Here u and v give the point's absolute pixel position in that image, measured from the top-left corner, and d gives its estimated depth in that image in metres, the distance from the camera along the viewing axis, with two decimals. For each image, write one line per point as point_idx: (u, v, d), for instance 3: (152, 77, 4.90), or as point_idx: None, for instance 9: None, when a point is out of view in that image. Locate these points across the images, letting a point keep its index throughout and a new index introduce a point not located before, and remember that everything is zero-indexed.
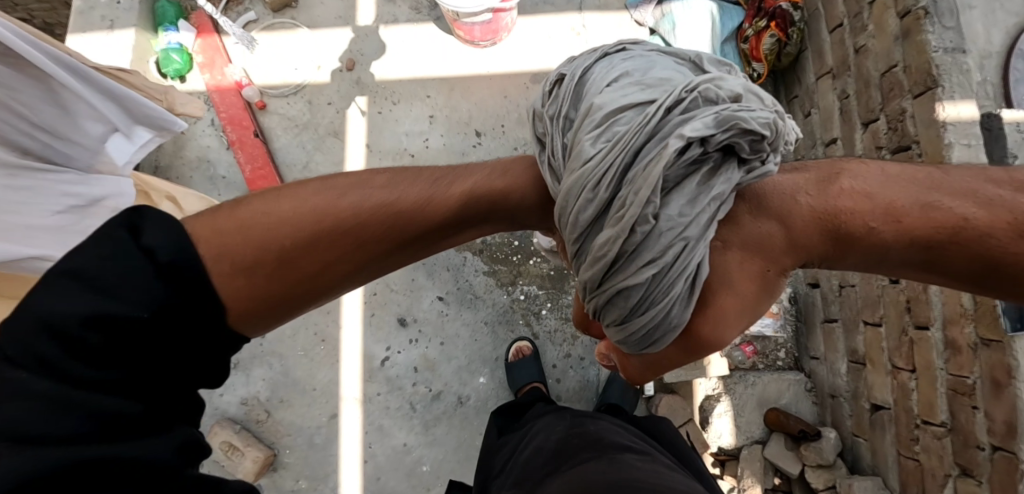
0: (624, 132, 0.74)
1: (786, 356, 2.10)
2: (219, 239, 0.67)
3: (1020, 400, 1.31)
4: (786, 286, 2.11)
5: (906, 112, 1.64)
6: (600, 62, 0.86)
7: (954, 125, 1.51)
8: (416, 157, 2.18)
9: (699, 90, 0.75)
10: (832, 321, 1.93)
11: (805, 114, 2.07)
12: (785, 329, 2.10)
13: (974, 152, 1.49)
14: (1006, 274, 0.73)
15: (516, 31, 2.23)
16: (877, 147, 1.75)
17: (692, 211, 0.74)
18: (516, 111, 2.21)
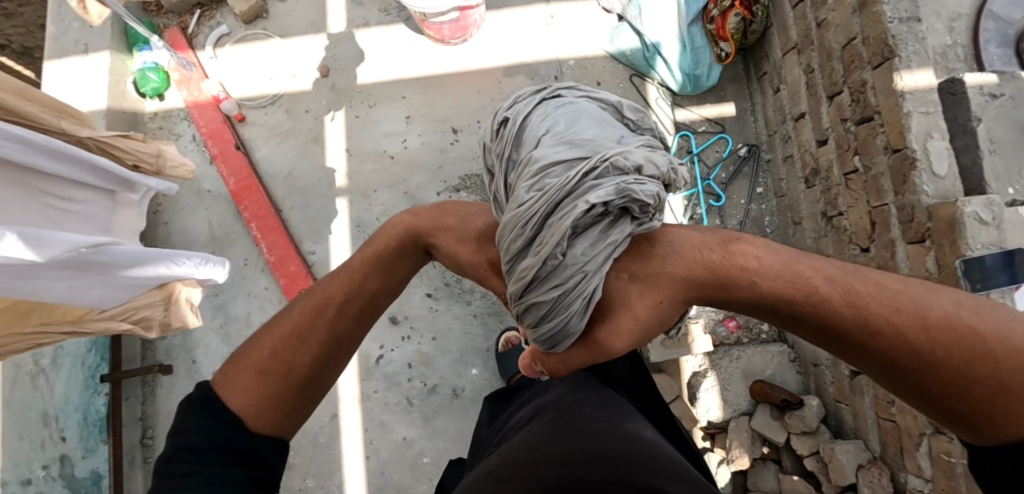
0: (554, 183, 0.70)
1: (770, 329, 2.15)
2: (230, 381, 0.87)
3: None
4: None
5: (866, 83, 1.67)
6: (539, 105, 0.80)
7: (912, 94, 1.54)
8: (397, 159, 2.21)
9: (610, 160, 0.71)
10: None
11: (775, 90, 2.09)
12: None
13: (933, 119, 1.52)
14: (860, 354, 0.68)
15: (486, 27, 2.25)
16: (841, 118, 1.78)
17: (591, 257, 0.70)
18: (491, 105, 2.22)
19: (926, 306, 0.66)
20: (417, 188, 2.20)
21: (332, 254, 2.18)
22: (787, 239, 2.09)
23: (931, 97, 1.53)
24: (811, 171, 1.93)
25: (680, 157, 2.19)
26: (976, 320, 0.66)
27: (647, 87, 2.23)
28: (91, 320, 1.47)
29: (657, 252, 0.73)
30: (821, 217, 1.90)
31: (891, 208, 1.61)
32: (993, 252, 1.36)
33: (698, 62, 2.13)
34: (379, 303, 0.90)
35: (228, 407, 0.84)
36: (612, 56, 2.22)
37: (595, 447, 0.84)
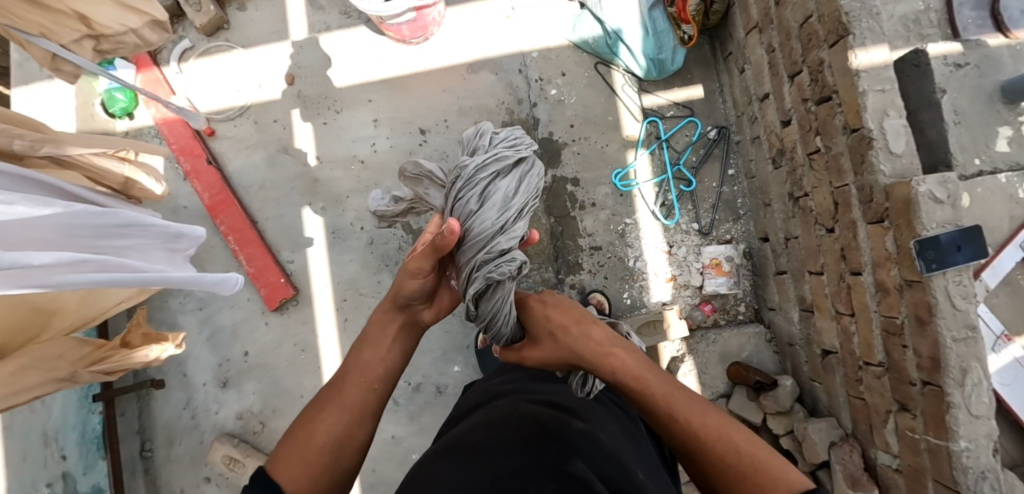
0: (474, 254, 1.18)
1: (746, 309, 2.17)
2: (277, 461, 1.05)
3: (940, 335, 1.36)
4: (739, 242, 2.16)
5: (824, 61, 1.64)
6: (472, 177, 1.22)
7: (867, 72, 1.52)
8: (366, 163, 2.22)
9: (499, 230, 1.20)
10: (783, 272, 1.98)
11: (740, 71, 2.06)
12: (744, 284, 2.16)
13: (889, 97, 1.51)
14: (661, 427, 1.08)
15: (447, 23, 2.23)
16: (802, 98, 1.76)
17: (499, 291, 1.19)
18: (457, 103, 2.21)
19: (708, 421, 1.05)
20: (388, 191, 2.21)
21: (310, 262, 2.21)
22: (759, 220, 2.09)
23: (886, 74, 1.51)
24: (778, 151, 1.91)
25: (648, 144, 2.19)
26: (739, 437, 1.03)
27: (613, 74, 2.21)
28: (84, 374, 1.45)
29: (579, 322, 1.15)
30: (788, 198, 1.90)
31: (851, 188, 1.59)
32: (948, 231, 1.35)
33: (662, 47, 2.10)
34: (382, 372, 1.16)
35: (278, 482, 1.01)
36: (576, 45, 2.20)
37: (531, 453, 0.96)
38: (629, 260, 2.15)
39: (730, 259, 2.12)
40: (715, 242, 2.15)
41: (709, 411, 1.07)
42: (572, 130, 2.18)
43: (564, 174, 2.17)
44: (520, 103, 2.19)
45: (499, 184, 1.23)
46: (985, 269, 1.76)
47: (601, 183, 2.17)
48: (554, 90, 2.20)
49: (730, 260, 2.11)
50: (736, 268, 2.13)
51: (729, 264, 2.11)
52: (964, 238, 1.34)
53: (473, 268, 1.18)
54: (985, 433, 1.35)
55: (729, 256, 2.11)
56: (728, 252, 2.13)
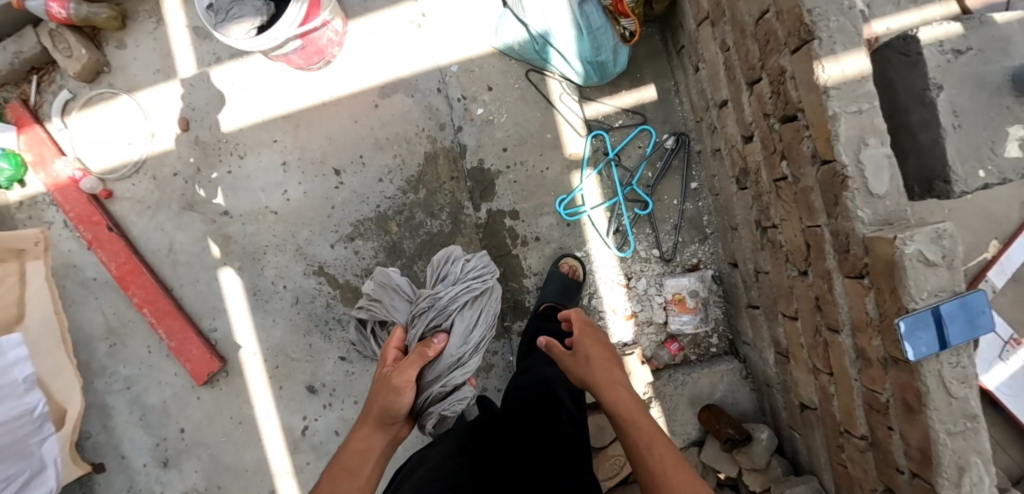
0: (438, 380, 1.44)
1: (720, 341, 1.94)
2: None
3: (932, 429, 1.10)
4: (708, 268, 1.91)
5: (785, 68, 1.27)
6: (442, 304, 1.51)
7: (839, 89, 1.15)
8: (279, 214, 1.98)
9: (460, 358, 1.48)
10: (755, 308, 1.73)
11: (694, 69, 1.71)
12: (716, 313, 1.92)
13: (868, 117, 1.15)
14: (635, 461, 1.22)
15: (349, 41, 1.90)
16: (762, 110, 1.41)
17: (453, 408, 1.48)
18: (371, 135, 1.92)
19: (677, 472, 1.16)
20: (308, 243, 1.98)
21: (235, 328, 2.02)
22: (728, 245, 1.81)
23: (865, 90, 1.15)
24: (742, 170, 1.59)
25: (596, 162, 1.88)
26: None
27: (548, 82, 1.87)
28: None
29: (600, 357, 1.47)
30: (755, 225, 1.60)
31: (825, 232, 1.28)
32: (941, 303, 1.06)
33: (599, 47, 1.74)
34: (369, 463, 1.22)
35: None
36: (501, 52, 1.86)
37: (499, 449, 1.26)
38: (583, 299, 1.91)
39: (698, 294, 1.83)
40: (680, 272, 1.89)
41: (690, 476, 1.15)
42: (505, 155, 1.88)
43: (500, 207, 1.89)
44: (443, 129, 1.88)
45: (468, 311, 1.54)
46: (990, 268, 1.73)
47: (543, 213, 1.89)
48: (480, 109, 1.88)
49: (697, 297, 1.83)
50: (706, 301, 1.85)
51: (695, 302, 1.82)
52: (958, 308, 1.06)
53: (439, 389, 1.44)
54: None
55: (697, 292, 1.82)
56: (695, 287, 1.84)
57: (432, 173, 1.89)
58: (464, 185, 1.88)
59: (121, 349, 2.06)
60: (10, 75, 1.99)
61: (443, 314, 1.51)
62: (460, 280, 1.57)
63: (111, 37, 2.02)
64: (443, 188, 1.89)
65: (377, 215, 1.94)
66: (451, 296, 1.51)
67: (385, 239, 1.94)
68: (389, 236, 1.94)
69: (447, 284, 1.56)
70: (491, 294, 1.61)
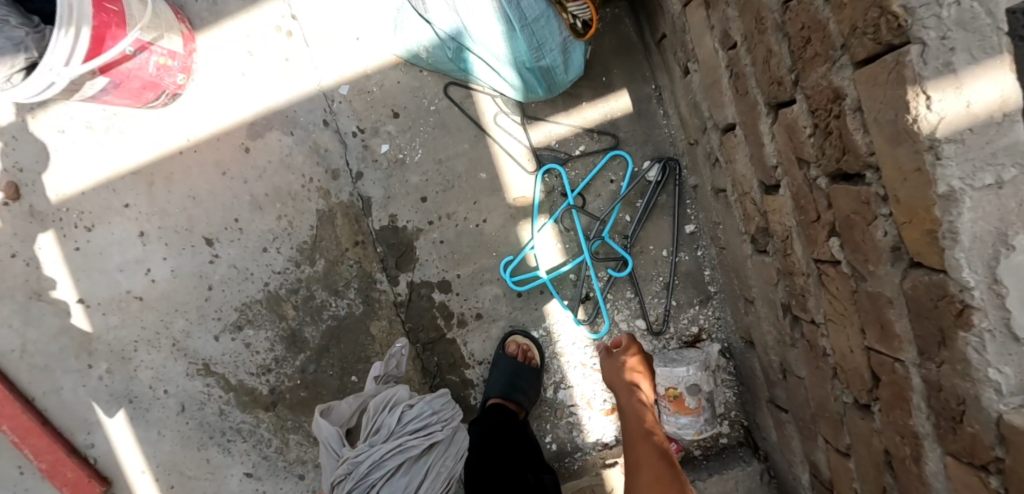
0: None
1: (733, 430, 1.45)
2: None
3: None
4: (713, 340, 1.40)
5: (844, 93, 0.69)
6: (366, 470, 1.16)
7: (960, 143, 0.57)
8: (145, 300, 1.52)
9: None
10: (783, 410, 1.23)
11: (684, 70, 1.14)
12: (725, 396, 1.43)
13: (1015, 195, 0.55)
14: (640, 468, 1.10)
15: (200, 63, 1.37)
16: (790, 153, 0.84)
17: None
18: (245, 190, 1.40)
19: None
20: (186, 336, 1.52)
21: (114, 442, 1.58)
22: (739, 315, 1.29)
23: (1014, 139, 0.54)
24: (759, 228, 1.03)
25: (550, 207, 1.33)
26: None
27: (477, 98, 1.31)
28: None
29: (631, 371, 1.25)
30: (782, 310, 1.06)
31: (911, 371, 0.75)
32: None
33: (541, 46, 1.18)
34: None
35: None
36: (407, 62, 1.30)
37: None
38: (546, 390, 1.44)
39: (700, 387, 1.31)
40: (675, 350, 1.38)
41: None
42: (424, 206, 1.34)
43: (424, 277, 1.37)
44: (336, 177, 1.35)
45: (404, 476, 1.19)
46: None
47: (485, 282, 1.37)
48: (384, 146, 1.33)
49: (700, 390, 1.31)
50: (712, 392, 1.33)
51: (697, 398, 1.30)
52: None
53: None
54: None
55: (699, 386, 1.30)
56: (698, 377, 1.31)
57: (328, 237, 1.38)
58: (374, 251, 1.37)
59: None
60: None
61: (363, 484, 1.16)
62: (392, 437, 1.19)
63: None
64: (346, 256, 1.38)
65: (267, 295, 1.45)
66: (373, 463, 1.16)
67: (281, 327, 1.46)
68: (285, 322, 1.46)
69: (375, 442, 1.18)
70: (444, 448, 1.22)
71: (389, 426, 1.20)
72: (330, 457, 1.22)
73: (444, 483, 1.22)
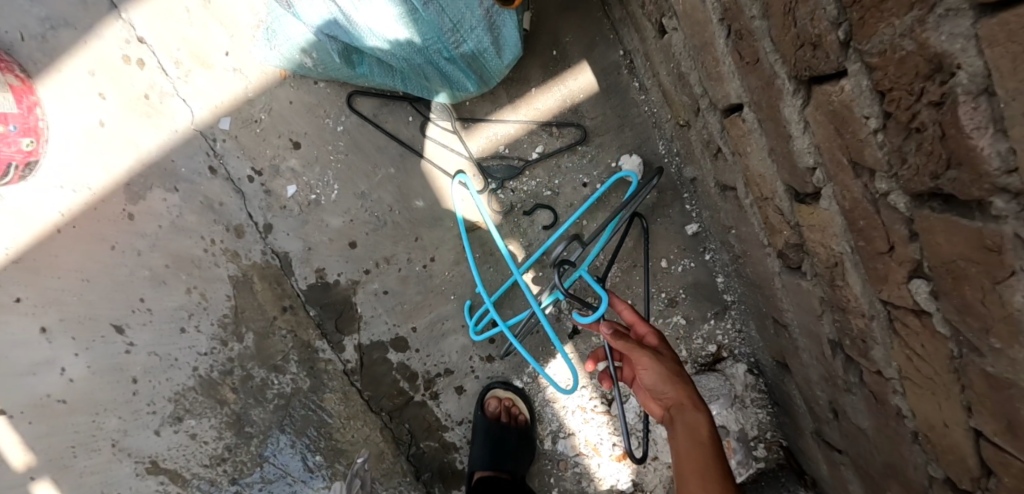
0: None
1: (771, 453, 1.16)
2: None
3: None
4: (735, 364, 1.13)
5: (954, 65, 0.37)
6: None
7: None
8: (69, 403, 1.27)
9: None
10: (836, 449, 0.96)
11: (659, 29, 0.80)
12: (758, 418, 1.14)
13: None
14: None
15: (52, 118, 1.07)
16: (839, 153, 0.53)
17: None
18: (143, 264, 1.14)
19: None
20: (123, 435, 1.29)
21: None
22: (768, 333, 1.00)
23: None
24: (789, 244, 0.73)
25: (514, 227, 1.04)
26: None
27: (397, 107, 1.02)
28: None
29: (677, 373, 0.81)
30: (831, 346, 0.77)
31: None
32: None
33: (457, 25, 0.86)
34: None
35: None
36: (294, 74, 1.00)
37: None
38: (541, 441, 1.17)
39: (728, 428, 1.12)
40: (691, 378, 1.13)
41: None
42: (355, 253, 1.06)
43: (375, 337, 1.11)
44: (240, 234, 1.07)
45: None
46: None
47: (449, 331, 1.10)
48: (290, 188, 1.05)
49: (727, 431, 1.12)
50: (742, 427, 1.14)
51: (726, 441, 1.12)
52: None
53: None
54: None
55: (727, 428, 1.11)
56: (724, 416, 1.12)
57: (251, 308, 1.11)
58: (307, 316, 1.10)
59: None
60: None
61: None
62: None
63: None
64: (276, 326, 1.12)
65: (199, 382, 1.20)
66: None
67: (225, 412, 1.22)
68: (227, 407, 1.22)
69: None
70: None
71: None
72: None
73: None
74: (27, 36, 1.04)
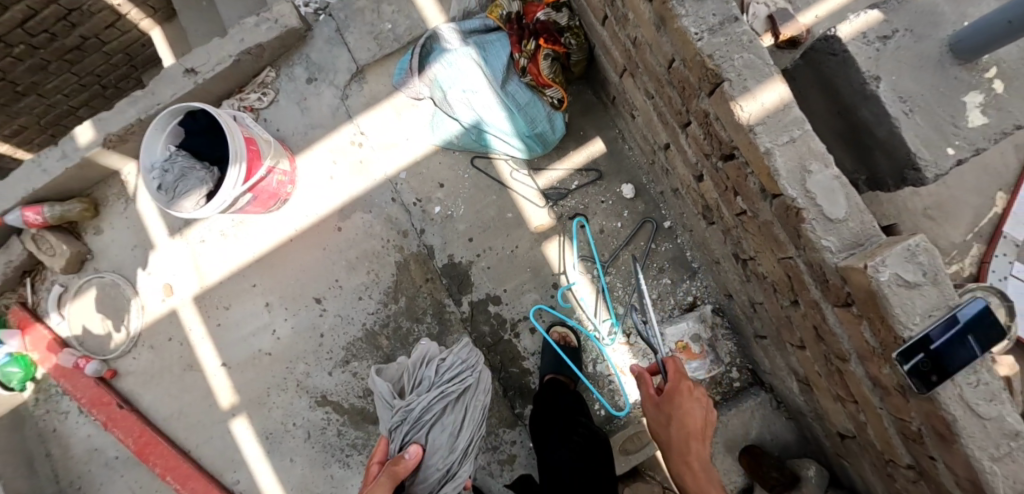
0: (436, 460, 1.41)
1: (741, 373, 1.82)
2: None
3: (974, 459, 1.00)
4: (706, 303, 1.80)
5: (709, 112, 1.25)
6: (421, 402, 1.42)
7: (764, 123, 1.12)
8: (274, 354, 1.99)
9: (445, 431, 1.43)
10: (763, 338, 1.62)
11: (631, 116, 1.69)
12: (727, 346, 1.81)
13: (803, 143, 1.11)
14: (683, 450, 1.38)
15: (301, 177, 1.95)
16: (701, 151, 1.37)
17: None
18: (342, 258, 1.94)
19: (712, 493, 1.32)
20: (307, 376, 1.97)
21: (256, 477, 2.00)
22: (716, 278, 1.74)
23: (794, 116, 1.12)
24: (704, 206, 1.53)
25: (565, 226, 1.85)
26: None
27: (496, 164, 1.87)
28: None
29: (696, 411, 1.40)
30: (734, 259, 1.53)
31: (799, 262, 1.21)
32: (938, 322, 0.98)
33: (534, 120, 1.76)
34: None
35: None
36: (443, 148, 1.88)
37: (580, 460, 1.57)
38: (587, 365, 1.83)
39: (701, 336, 1.73)
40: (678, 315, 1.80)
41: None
42: (472, 244, 1.87)
43: (480, 296, 1.87)
44: (406, 235, 1.89)
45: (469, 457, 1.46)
46: (1005, 221, 1.76)
47: (525, 290, 1.86)
48: (437, 208, 1.88)
49: (701, 338, 1.73)
50: (711, 340, 1.75)
51: (700, 344, 1.72)
52: (960, 323, 0.98)
53: (443, 462, 1.40)
54: None
55: (699, 335, 1.72)
56: (696, 328, 1.74)
57: (407, 280, 1.89)
58: (441, 283, 1.88)
59: None
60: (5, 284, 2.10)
61: (419, 426, 1.41)
62: (433, 386, 1.45)
63: (89, 225, 2.12)
64: (422, 290, 1.88)
65: (367, 332, 1.93)
66: (424, 407, 1.41)
67: (379, 356, 1.92)
68: (382, 350, 1.92)
69: (421, 392, 1.44)
70: (475, 389, 1.50)
71: (429, 378, 1.47)
72: (383, 409, 1.46)
73: (480, 417, 1.49)
74: (297, 133, 1.96)
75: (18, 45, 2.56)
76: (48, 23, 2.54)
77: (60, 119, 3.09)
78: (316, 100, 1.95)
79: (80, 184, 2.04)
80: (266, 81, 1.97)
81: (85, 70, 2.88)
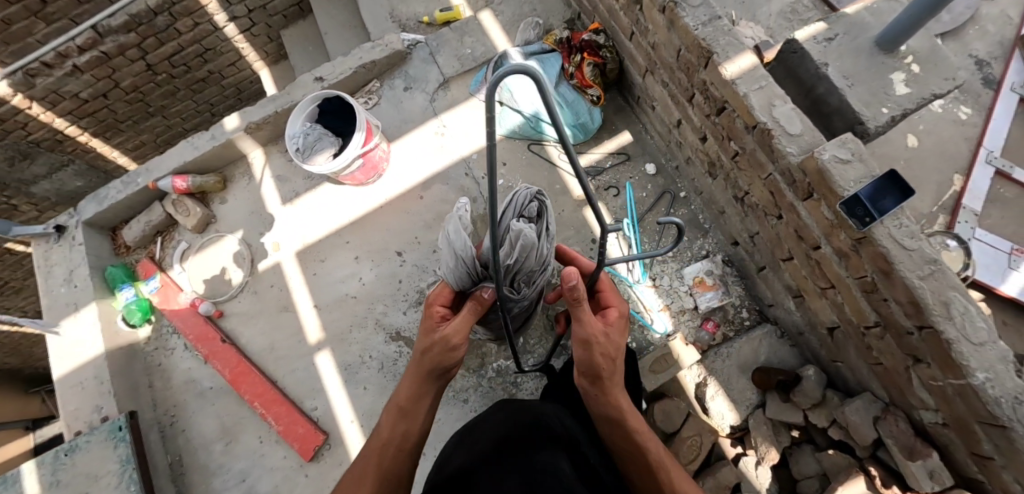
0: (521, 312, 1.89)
1: (751, 314, 2.20)
2: (403, 404, 1.51)
3: (908, 280, 1.41)
4: (716, 253, 2.25)
5: (705, 80, 1.81)
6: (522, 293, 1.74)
7: (741, 78, 1.68)
8: (358, 297, 2.41)
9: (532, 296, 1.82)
10: (763, 268, 2.05)
11: (652, 108, 2.27)
12: (736, 289, 2.22)
13: (770, 88, 1.66)
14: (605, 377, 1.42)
15: (394, 158, 2.51)
16: (704, 114, 1.92)
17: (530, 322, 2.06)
18: (422, 219, 2.44)
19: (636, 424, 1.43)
20: (385, 315, 2.38)
21: (333, 403, 2.33)
22: (724, 230, 2.20)
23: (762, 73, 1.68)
24: (710, 163, 2.05)
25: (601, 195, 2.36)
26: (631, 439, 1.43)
27: (546, 148, 2.44)
28: None
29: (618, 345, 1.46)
30: (735, 201, 2.01)
31: (776, 175, 1.71)
32: (866, 184, 1.46)
33: (578, 114, 2.35)
34: (450, 354, 1.48)
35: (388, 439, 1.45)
36: (506, 137, 2.45)
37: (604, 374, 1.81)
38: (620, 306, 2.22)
39: (713, 273, 2.20)
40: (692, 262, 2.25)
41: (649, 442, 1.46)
42: None
43: None
44: (476, 201, 2.41)
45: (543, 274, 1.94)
46: (963, 196, 2.22)
47: (569, 245, 2.32)
48: (501, 181, 2.41)
49: (712, 274, 2.20)
50: (721, 277, 2.21)
51: (711, 278, 2.20)
52: (857, 198, 1.45)
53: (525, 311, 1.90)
54: (998, 358, 1.36)
55: (711, 271, 2.20)
56: (708, 267, 2.22)
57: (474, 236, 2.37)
58: None
59: (235, 445, 2.36)
60: (142, 240, 2.60)
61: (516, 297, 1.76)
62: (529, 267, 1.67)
63: (216, 197, 2.65)
64: None
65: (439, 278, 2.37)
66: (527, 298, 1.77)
67: None
68: None
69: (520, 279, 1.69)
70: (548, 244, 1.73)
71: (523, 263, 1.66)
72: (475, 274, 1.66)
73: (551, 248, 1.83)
74: (393, 126, 2.54)
75: (162, 74, 3.24)
76: (189, 58, 3.24)
77: (173, 137, 3.77)
78: (410, 103, 2.56)
79: (216, 163, 2.60)
80: (372, 90, 2.59)
81: (203, 99, 3.60)
